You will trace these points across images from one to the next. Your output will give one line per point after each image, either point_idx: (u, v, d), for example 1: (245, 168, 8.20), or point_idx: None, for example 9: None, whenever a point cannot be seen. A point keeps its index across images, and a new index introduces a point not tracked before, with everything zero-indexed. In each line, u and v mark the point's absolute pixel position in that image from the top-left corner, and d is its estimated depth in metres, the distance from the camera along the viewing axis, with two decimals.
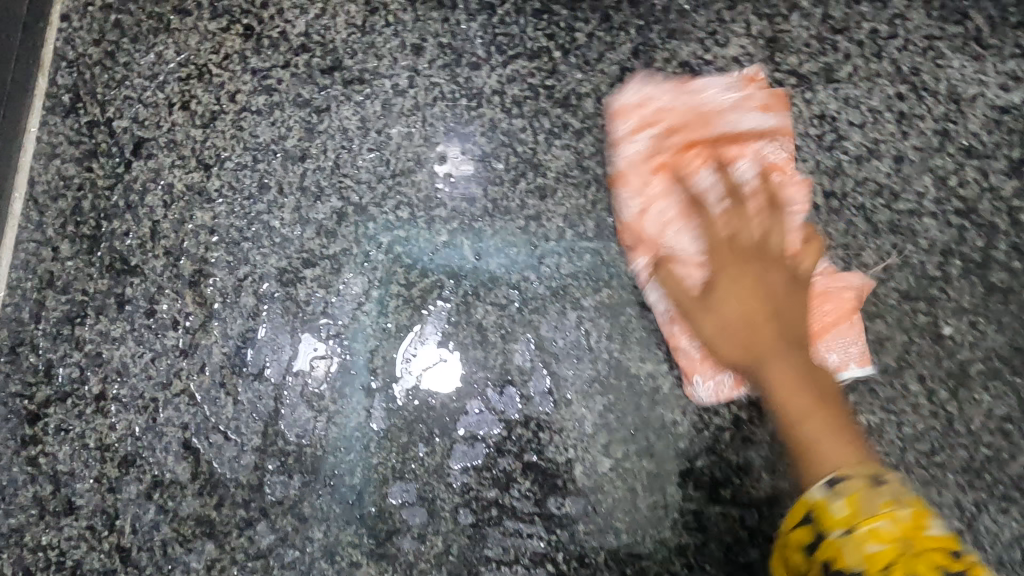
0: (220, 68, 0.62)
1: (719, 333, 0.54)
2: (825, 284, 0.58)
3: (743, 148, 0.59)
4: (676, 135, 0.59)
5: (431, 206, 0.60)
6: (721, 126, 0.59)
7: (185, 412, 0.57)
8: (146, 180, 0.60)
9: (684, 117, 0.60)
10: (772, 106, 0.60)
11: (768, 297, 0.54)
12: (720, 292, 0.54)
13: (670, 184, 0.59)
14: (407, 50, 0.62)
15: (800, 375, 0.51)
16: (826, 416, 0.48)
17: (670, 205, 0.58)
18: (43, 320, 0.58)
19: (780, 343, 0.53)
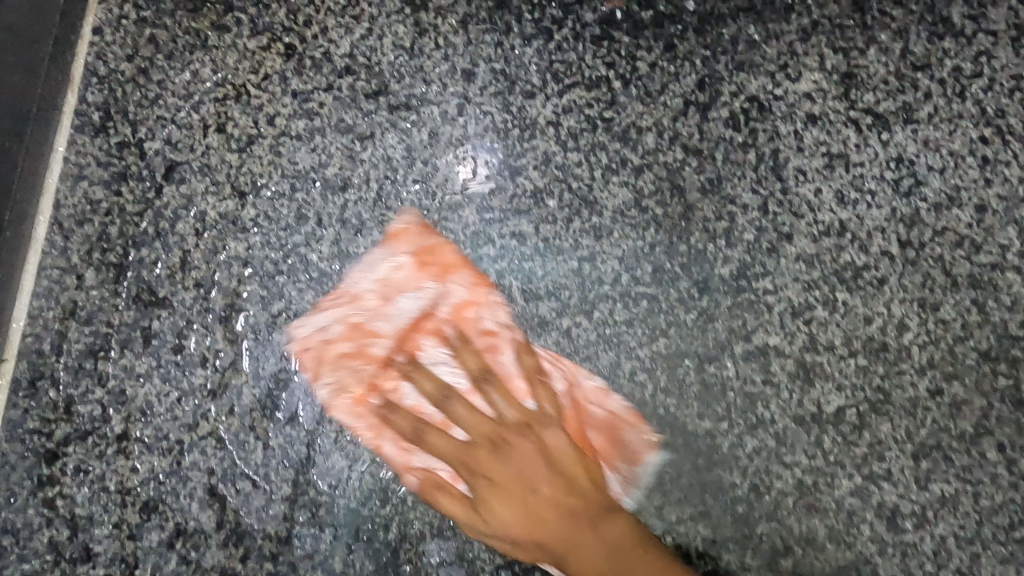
0: (259, 89, 0.58)
1: (501, 536, 0.51)
2: (569, 407, 0.54)
3: (433, 313, 0.56)
4: (354, 356, 0.55)
5: (478, 244, 0.56)
6: (387, 348, 0.55)
7: (211, 457, 0.54)
8: (177, 207, 0.57)
9: (348, 349, 0.55)
10: (411, 244, 0.56)
11: (529, 492, 0.50)
12: (490, 501, 0.51)
13: (372, 414, 0.54)
14: (457, 75, 0.59)
15: (608, 548, 0.49)
16: (643, 558, 0.49)
17: (389, 438, 0.53)
18: (65, 352, 0.55)
19: (580, 521, 0.50)
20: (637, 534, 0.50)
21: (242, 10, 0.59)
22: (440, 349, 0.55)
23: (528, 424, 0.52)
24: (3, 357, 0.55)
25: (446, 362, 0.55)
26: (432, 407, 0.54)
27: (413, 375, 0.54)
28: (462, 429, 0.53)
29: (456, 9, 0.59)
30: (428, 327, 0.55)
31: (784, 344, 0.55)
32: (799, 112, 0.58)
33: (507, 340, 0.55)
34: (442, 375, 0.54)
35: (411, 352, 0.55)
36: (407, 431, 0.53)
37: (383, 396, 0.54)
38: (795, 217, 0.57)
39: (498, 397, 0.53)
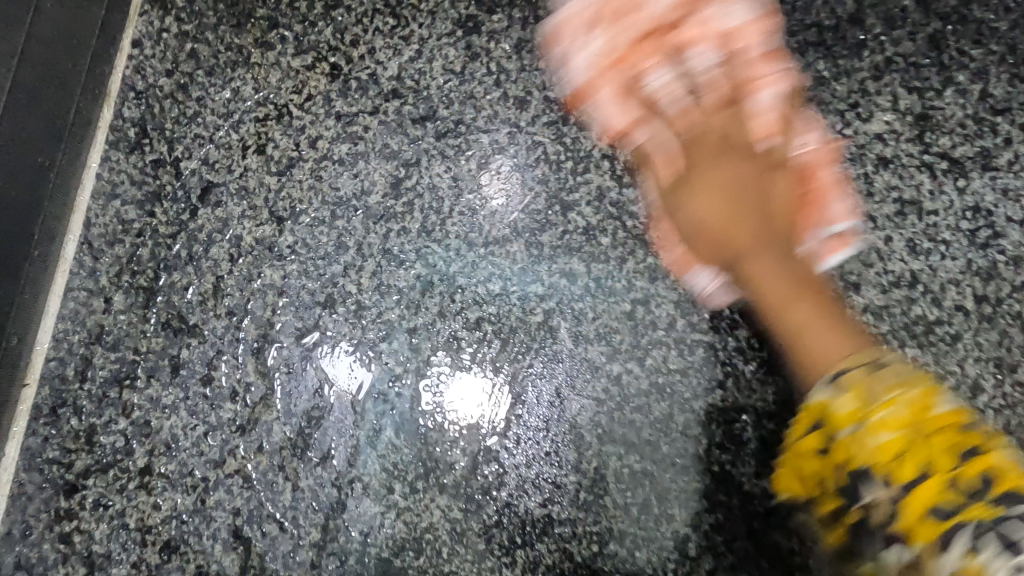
0: (302, 110, 0.56)
1: (706, 215, 0.51)
2: (801, 162, 0.53)
3: (677, 27, 0.54)
4: (610, 27, 0.54)
5: (526, 280, 0.53)
6: (664, 8, 0.54)
7: (237, 497, 0.51)
8: (212, 230, 0.54)
9: (618, 10, 0.54)
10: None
11: (757, 207, 0.51)
12: (698, 190, 0.52)
13: (615, 82, 0.54)
14: (510, 102, 0.56)
15: (790, 274, 0.49)
16: (816, 300, 0.47)
17: (631, 103, 0.54)
18: (89, 379, 0.53)
19: (762, 236, 0.50)
20: (810, 285, 0.48)
21: (287, 28, 0.57)
22: (712, 56, 0.54)
23: (776, 161, 0.53)
24: (26, 382, 0.52)
25: (711, 63, 0.54)
26: (678, 97, 0.54)
27: (674, 63, 0.54)
28: (680, 139, 0.54)
29: (510, 33, 0.57)
30: (677, 36, 0.54)
31: None
32: (869, 154, 0.55)
33: (775, 69, 0.53)
34: (708, 91, 0.54)
35: (653, 92, 0.54)
36: (622, 119, 0.54)
37: (623, 65, 0.54)
38: (864, 266, 0.53)
39: (784, 142, 0.53)
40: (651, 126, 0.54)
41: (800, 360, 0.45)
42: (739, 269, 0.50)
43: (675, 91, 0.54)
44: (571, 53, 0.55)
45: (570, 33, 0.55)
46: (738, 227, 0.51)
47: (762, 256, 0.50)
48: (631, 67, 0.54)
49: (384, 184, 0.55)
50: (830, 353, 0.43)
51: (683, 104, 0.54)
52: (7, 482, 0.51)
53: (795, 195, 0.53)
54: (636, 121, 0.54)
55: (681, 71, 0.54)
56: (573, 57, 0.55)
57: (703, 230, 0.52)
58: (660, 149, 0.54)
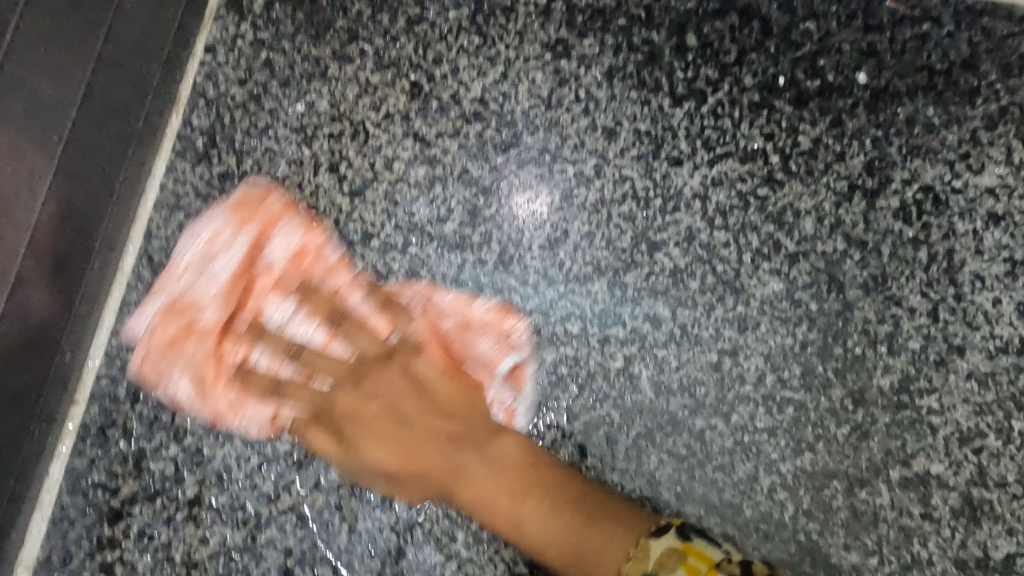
0: (378, 128, 0.53)
1: (385, 447, 0.46)
2: (452, 339, 0.50)
3: (254, 289, 0.51)
4: (187, 315, 0.50)
5: (606, 323, 0.50)
6: (221, 308, 0.50)
7: (290, 535, 0.48)
8: (278, 250, 0.51)
9: (181, 327, 0.50)
10: (239, 221, 0.52)
11: (423, 405, 0.47)
12: (354, 431, 0.47)
13: (220, 341, 0.50)
14: (598, 133, 0.53)
15: (493, 471, 0.44)
16: (540, 503, 0.42)
17: (303, 312, 0.51)
18: (141, 401, 0.50)
19: (439, 440, 0.45)
20: (532, 460, 0.45)
21: (367, 41, 0.54)
22: (283, 306, 0.51)
23: (389, 355, 0.49)
24: (75, 399, 0.50)
25: (293, 317, 0.50)
26: (404, 289, 0.51)
27: (302, 268, 0.51)
28: (286, 371, 0.49)
29: (602, 60, 0.54)
30: (302, 271, 0.51)
31: (948, 474, 0.48)
32: (980, 209, 0.51)
33: (351, 275, 0.51)
34: (315, 285, 0.51)
35: (253, 313, 0.51)
36: (304, 377, 0.49)
37: (244, 377, 0.50)
38: (970, 328, 0.50)
39: (399, 325, 0.50)
40: (274, 378, 0.49)
41: (512, 524, 0.43)
42: (455, 485, 0.45)
43: (297, 329, 0.50)
44: (212, 262, 0.51)
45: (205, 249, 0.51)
46: (440, 451, 0.45)
47: (483, 485, 0.44)
48: (269, 322, 0.50)
49: (461, 212, 0.52)
50: (590, 559, 0.39)
51: (329, 363, 0.49)
52: (50, 505, 0.48)
53: (469, 401, 0.48)
54: (277, 352, 0.50)
55: (287, 306, 0.51)
56: (206, 267, 0.51)
57: (408, 431, 0.46)
58: (297, 374, 0.49)
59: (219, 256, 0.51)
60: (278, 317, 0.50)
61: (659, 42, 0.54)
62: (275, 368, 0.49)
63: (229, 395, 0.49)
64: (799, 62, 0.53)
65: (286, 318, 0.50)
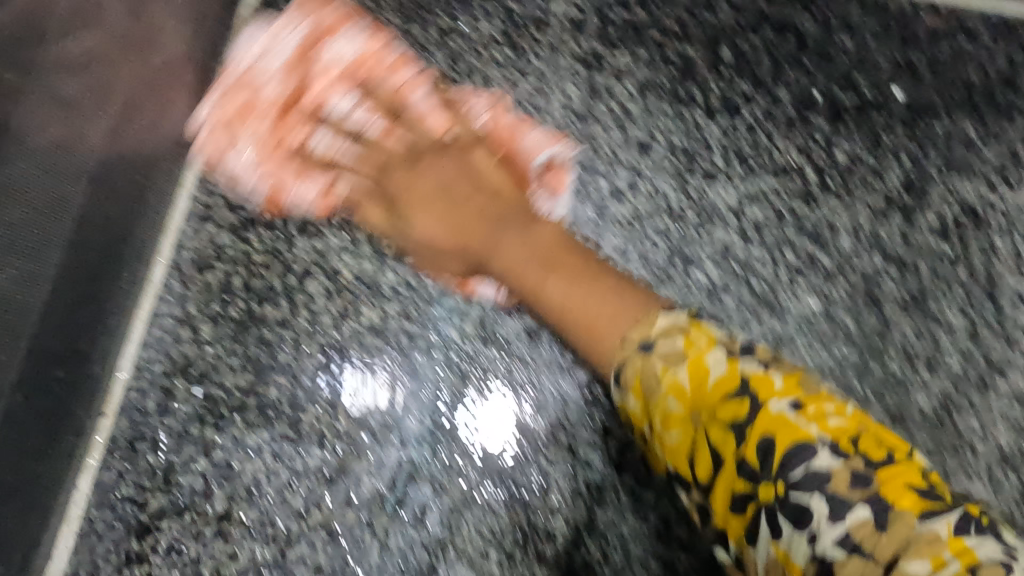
0: (411, 140, 0.53)
1: (430, 227, 0.50)
2: (501, 133, 0.52)
3: (304, 89, 0.51)
4: (247, 112, 0.51)
5: None
6: (279, 90, 0.51)
7: (321, 552, 0.47)
8: (309, 263, 0.51)
9: (239, 105, 0.51)
10: (302, 17, 0.51)
11: (463, 204, 0.51)
12: (408, 204, 0.51)
13: (281, 135, 0.52)
14: (632, 147, 0.52)
15: (527, 248, 0.48)
16: (562, 277, 0.46)
17: (360, 108, 0.52)
18: (170, 414, 0.49)
19: (486, 219, 0.50)
20: (564, 239, 0.48)
21: None
22: (345, 95, 0.52)
23: (446, 147, 0.52)
24: (103, 412, 0.49)
25: (352, 78, 0.52)
26: (421, 95, 0.52)
27: (344, 91, 0.52)
28: (339, 181, 0.52)
29: (635, 72, 0.53)
30: (344, 75, 0.52)
31: (989, 496, 0.47)
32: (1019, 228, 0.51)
33: (408, 74, 0.52)
34: (380, 80, 0.52)
35: (308, 109, 0.52)
36: (365, 161, 0.52)
37: (301, 156, 0.52)
38: (1010, 348, 0.49)
39: (448, 117, 0.52)
40: (326, 170, 0.52)
41: (537, 303, 0.46)
42: (489, 262, 0.49)
43: (343, 147, 0.52)
44: (257, 60, 0.51)
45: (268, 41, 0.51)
46: (469, 231, 0.50)
47: (515, 249, 0.48)
48: (307, 132, 0.52)
49: None
50: (607, 346, 0.41)
51: (384, 149, 0.52)
52: (77, 518, 0.48)
53: (509, 180, 0.52)
54: (331, 146, 0.52)
55: (343, 96, 0.52)
56: (258, 87, 0.51)
57: (455, 208, 0.51)
58: (352, 161, 0.52)
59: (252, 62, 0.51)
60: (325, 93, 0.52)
61: (693, 55, 0.53)
62: (325, 159, 0.52)
63: (281, 158, 0.51)
64: (835, 76, 0.53)
65: (337, 99, 0.52)
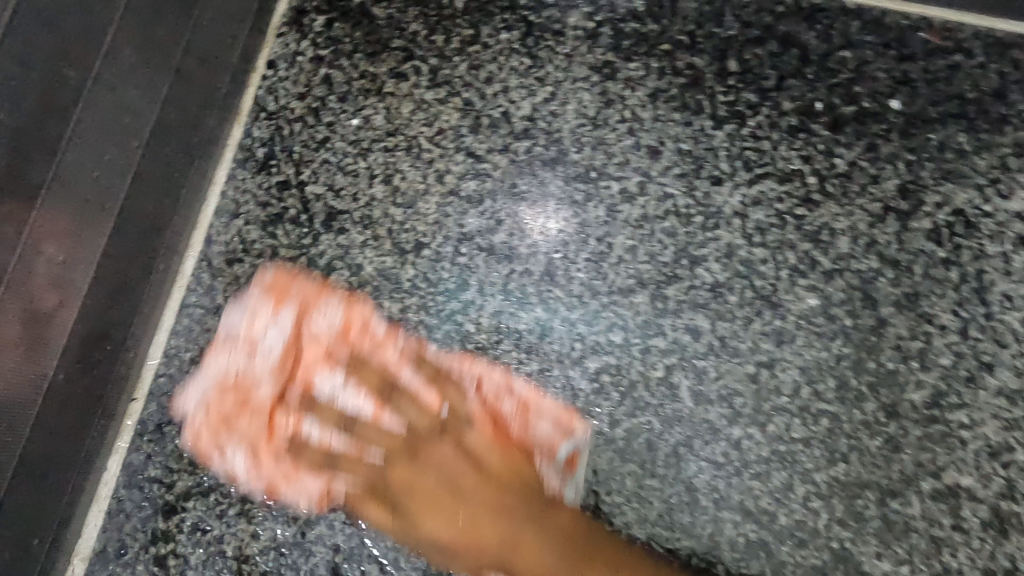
0: (431, 143, 0.55)
1: (437, 515, 0.49)
2: (485, 410, 0.52)
3: (301, 359, 0.52)
4: (239, 398, 0.51)
5: (648, 333, 0.52)
6: (272, 389, 0.51)
7: (339, 532, 0.50)
8: (333, 257, 0.53)
9: (224, 405, 0.51)
10: (267, 301, 0.52)
11: (466, 488, 0.50)
12: (414, 507, 0.50)
13: (269, 403, 0.51)
14: (642, 151, 0.55)
15: (553, 539, 0.49)
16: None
17: (354, 386, 0.52)
18: (197, 399, 0.52)
19: (506, 522, 0.49)
20: (598, 535, 0.49)
21: (421, 58, 0.56)
22: (334, 375, 0.52)
23: (442, 428, 0.52)
24: (134, 396, 0.51)
25: (343, 390, 0.52)
26: (422, 387, 0.52)
27: (331, 365, 0.52)
28: (337, 434, 0.51)
29: (647, 82, 0.56)
30: (342, 352, 0.52)
31: (977, 486, 0.50)
32: (1010, 233, 0.53)
33: (399, 346, 0.52)
34: (366, 356, 0.52)
35: (303, 383, 0.52)
36: (355, 448, 0.51)
37: (296, 449, 0.51)
38: (999, 346, 0.52)
39: (452, 395, 0.52)
40: (329, 410, 0.52)
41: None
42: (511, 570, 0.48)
43: (333, 424, 0.51)
44: (254, 351, 0.52)
45: (258, 321, 0.52)
46: (482, 529, 0.49)
47: (540, 557, 0.48)
48: (311, 391, 0.52)
49: (509, 225, 0.54)
50: None
51: (378, 433, 0.51)
52: (106, 497, 0.50)
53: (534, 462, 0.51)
54: (332, 402, 0.52)
55: (333, 379, 0.52)
56: (254, 338, 0.52)
57: (461, 492, 0.50)
58: (354, 411, 0.52)
59: (257, 355, 0.52)
60: (315, 355, 0.52)
61: (701, 66, 0.56)
62: (325, 403, 0.52)
63: (283, 466, 0.50)
64: (836, 89, 0.56)
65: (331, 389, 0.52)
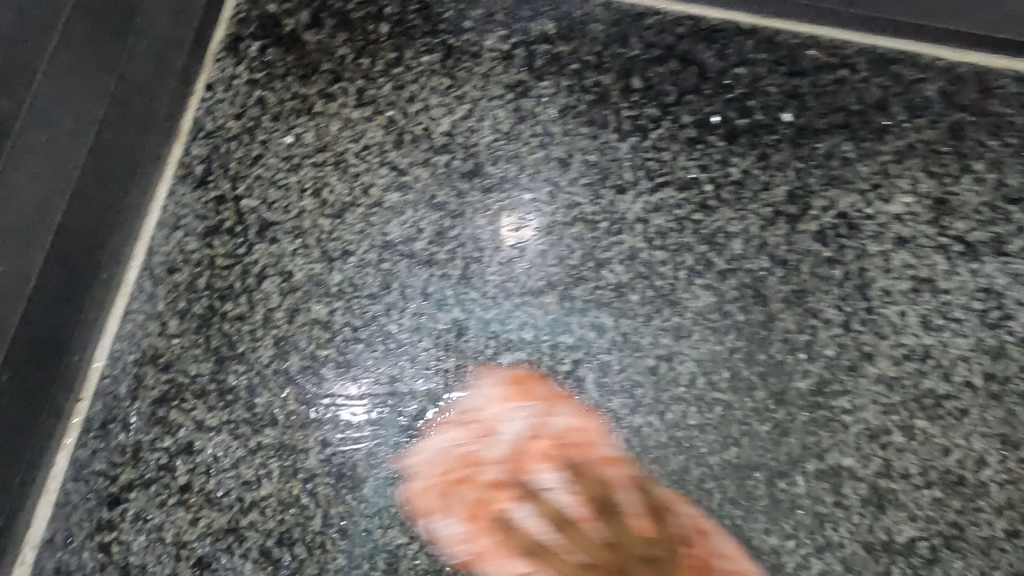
0: (358, 158, 0.60)
1: None
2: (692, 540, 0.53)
3: (544, 450, 0.56)
4: (468, 466, 0.55)
5: (557, 330, 0.56)
6: (504, 471, 0.56)
7: (270, 519, 0.53)
8: (266, 265, 0.58)
9: (458, 474, 0.55)
10: (523, 398, 0.56)
11: None
12: None
13: (503, 481, 0.55)
14: (553, 163, 0.59)
15: None
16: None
17: (590, 490, 0.55)
18: (140, 398, 0.56)
19: None
20: None
21: (349, 80, 0.61)
22: (553, 477, 0.56)
23: (656, 544, 0.54)
24: (80, 396, 0.55)
25: (561, 489, 0.55)
26: (631, 507, 0.54)
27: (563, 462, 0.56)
28: (528, 514, 0.55)
29: (557, 99, 0.61)
30: (574, 453, 0.56)
31: (858, 466, 0.54)
32: (888, 233, 0.58)
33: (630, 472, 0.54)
34: (599, 473, 0.55)
35: (527, 472, 0.56)
36: (558, 546, 0.53)
37: (506, 527, 0.54)
38: (878, 338, 0.56)
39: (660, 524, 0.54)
40: (522, 499, 0.55)
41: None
42: None
43: (549, 509, 0.55)
44: (470, 441, 0.56)
45: (500, 405, 0.56)
46: None
47: None
48: (529, 476, 0.56)
49: (430, 232, 0.58)
50: None
51: (588, 534, 0.54)
52: (55, 490, 0.54)
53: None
54: (557, 501, 0.55)
55: (554, 478, 0.55)
56: (496, 427, 0.56)
57: None
58: (554, 507, 0.55)
59: (520, 451, 0.56)
60: (542, 454, 0.56)
61: (607, 84, 0.61)
62: (509, 486, 0.55)
63: (487, 542, 0.54)
64: (731, 103, 0.60)
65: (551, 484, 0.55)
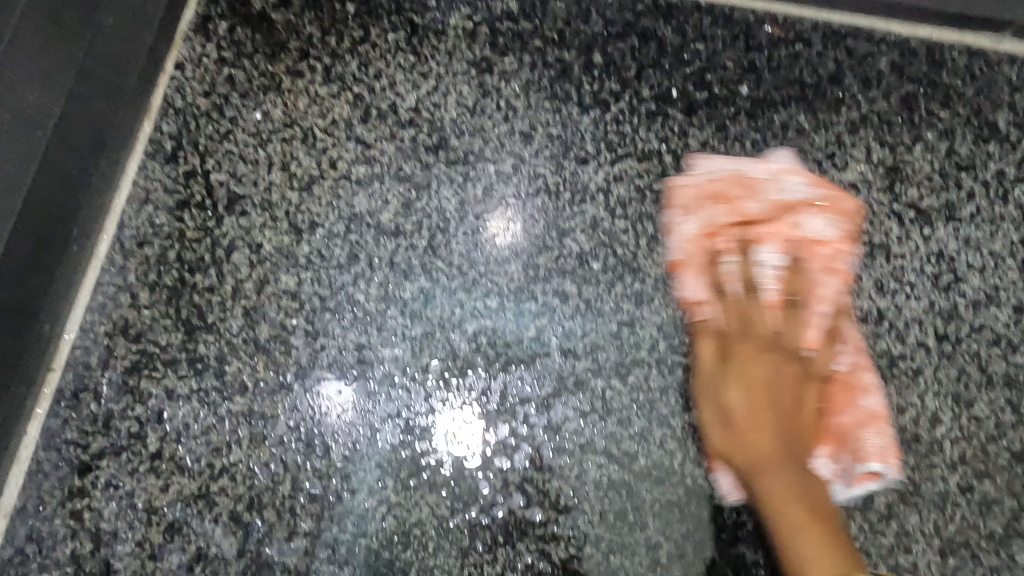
0: (325, 133, 0.61)
1: (746, 401, 0.53)
2: (846, 379, 0.56)
3: (790, 239, 0.57)
4: (726, 204, 0.57)
5: (521, 297, 0.58)
6: (763, 209, 0.57)
7: (240, 485, 0.54)
8: (235, 238, 0.59)
9: (727, 192, 0.58)
10: (820, 191, 0.58)
11: (772, 396, 0.53)
12: (734, 383, 0.53)
13: (741, 220, 0.57)
14: (516, 137, 0.61)
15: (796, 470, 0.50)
16: (823, 534, 0.47)
17: (793, 272, 0.57)
18: (110, 368, 0.56)
19: (777, 444, 0.51)
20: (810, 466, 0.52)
21: (316, 58, 0.62)
22: (778, 258, 0.57)
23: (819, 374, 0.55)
24: (52, 366, 0.56)
25: (775, 270, 0.57)
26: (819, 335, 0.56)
27: (789, 253, 0.57)
28: (734, 262, 0.57)
29: (520, 74, 0.62)
30: (804, 255, 0.57)
31: None
32: None
33: (835, 292, 0.57)
34: (812, 275, 0.57)
35: (762, 234, 0.57)
36: (743, 308, 0.56)
37: (712, 260, 0.57)
38: None
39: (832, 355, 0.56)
40: (744, 248, 0.57)
41: (750, 473, 0.51)
42: (731, 425, 0.52)
43: (761, 263, 0.57)
44: (749, 173, 0.58)
45: (780, 176, 0.58)
46: (762, 428, 0.52)
47: (762, 442, 0.51)
48: (766, 244, 0.57)
49: (396, 204, 0.60)
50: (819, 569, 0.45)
51: (789, 332, 0.56)
52: (26, 459, 0.55)
53: (815, 410, 0.55)
54: (764, 260, 0.57)
55: (783, 259, 0.57)
56: (781, 180, 0.58)
57: (788, 412, 0.53)
58: (771, 282, 0.57)
59: (774, 219, 0.57)
60: (821, 259, 0.57)
61: (569, 60, 0.62)
62: (747, 242, 0.57)
63: (701, 251, 0.57)
64: (690, 77, 0.62)
65: (770, 255, 0.57)
